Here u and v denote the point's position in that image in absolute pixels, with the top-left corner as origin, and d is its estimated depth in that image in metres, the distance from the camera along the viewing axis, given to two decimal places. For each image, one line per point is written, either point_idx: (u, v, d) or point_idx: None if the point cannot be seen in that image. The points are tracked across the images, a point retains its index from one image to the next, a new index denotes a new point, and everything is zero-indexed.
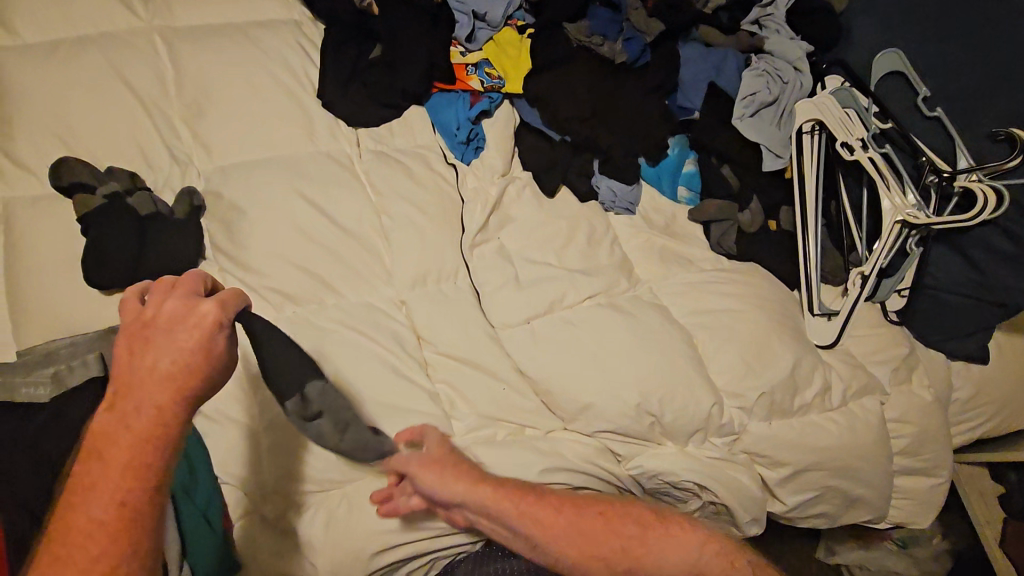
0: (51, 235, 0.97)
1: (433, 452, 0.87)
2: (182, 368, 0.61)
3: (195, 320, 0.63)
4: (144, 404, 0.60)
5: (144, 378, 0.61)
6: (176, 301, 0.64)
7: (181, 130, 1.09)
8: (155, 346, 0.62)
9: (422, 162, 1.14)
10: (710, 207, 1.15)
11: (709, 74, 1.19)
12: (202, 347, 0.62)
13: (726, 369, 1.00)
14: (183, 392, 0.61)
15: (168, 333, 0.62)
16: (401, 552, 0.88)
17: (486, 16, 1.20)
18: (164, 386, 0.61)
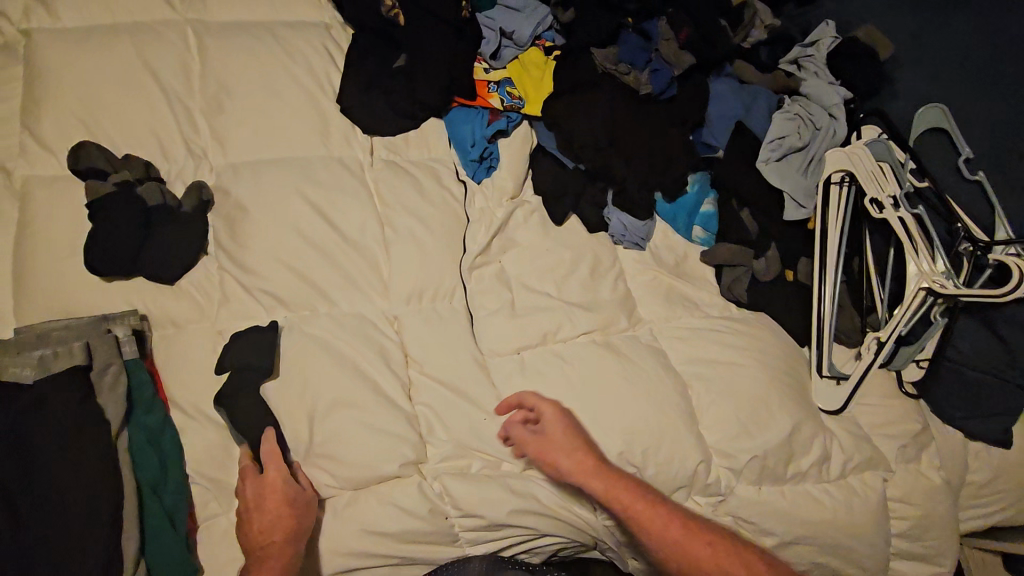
0: (61, 217, 0.99)
1: (551, 436, 0.90)
2: (285, 518, 0.81)
3: (275, 478, 0.83)
4: (268, 555, 0.79)
5: (260, 531, 0.81)
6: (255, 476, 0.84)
7: (201, 124, 1.10)
8: (258, 512, 0.82)
9: (433, 176, 1.13)
10: (721, 252, 1.10)
11: (737, 113, 1.15)
12: (287, 497, 0.82)
13: (719, 425, 0.96)
14: (288, 527, 0.81)
15: (262, 501, 0.82)
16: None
17: (513, 34, 1.18)
18: (278, 528, 0.80)
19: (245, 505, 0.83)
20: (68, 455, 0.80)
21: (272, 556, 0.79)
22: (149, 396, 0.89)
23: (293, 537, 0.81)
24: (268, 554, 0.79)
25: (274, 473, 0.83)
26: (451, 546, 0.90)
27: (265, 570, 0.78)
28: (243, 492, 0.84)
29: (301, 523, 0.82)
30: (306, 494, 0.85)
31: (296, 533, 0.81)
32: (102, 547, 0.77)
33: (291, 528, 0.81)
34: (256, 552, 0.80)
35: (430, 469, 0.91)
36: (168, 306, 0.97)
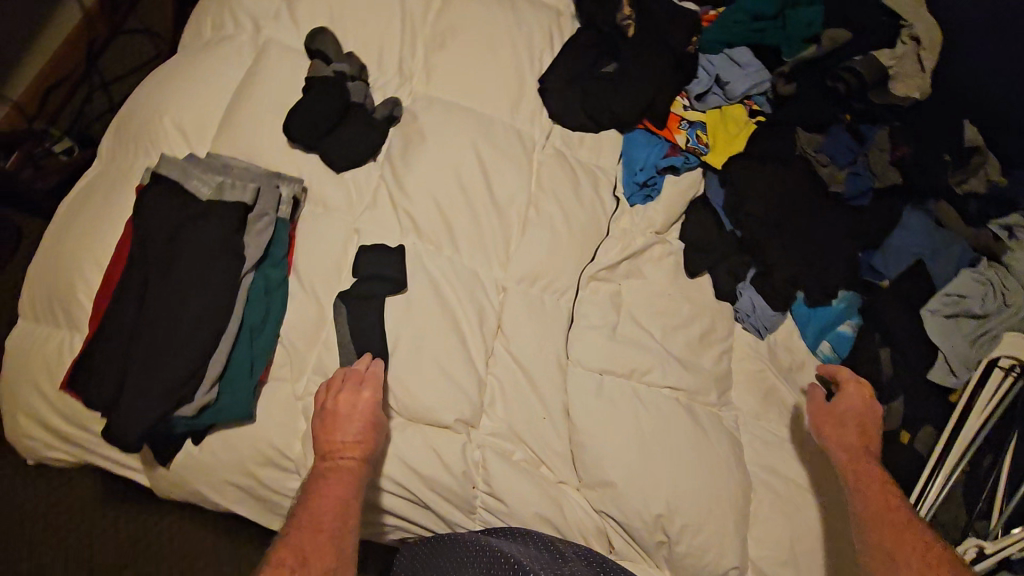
0: (279, 81, 1.12)
1: (837, 407, 0.92)
2: (368, 442, 0.86)
3: (368, 402, 0.87)
4: (345, 468, 0.84)
5: (341, 443, 0.84)
6: (350, 391, 0.87)
7: (418, 52, 1.20)
8: (341, 424, 0.85)
9: (593, 181, 1.14)
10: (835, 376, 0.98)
11: (921, 251, 1.06)
12: (373, 419, 0.87)
13: (770, 544, 0.89)
14: (368, 450, 0.86)
15: (349, 417, 0.86)
16: (385, 498, 0.91)
17: (726, 85, 1.17)
18: (358, 449, 0.85)
19: (329, 414, 0.86)
20: (204, 269, 0.90)
21: (348, 470, 0.83)
22: (280, 256, 0.98)
23: (368, 459, 0.86)
24: (344, 468, 0.84)
25: (371, 395, 0.87)
26: (463, 513, 0.92)
27: (341, 482, 0.82)
28: (331, 400, 0.87)
29: (375, 448, 0.87)
30: (383, 422, 0.89)
31: (370, 455, 0.86)
32: (192, 357, 0.86)
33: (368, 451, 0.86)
34: (332, 459, 0.84)
35: (477, 436, 0.93)
36: (325, 190, 1.07)
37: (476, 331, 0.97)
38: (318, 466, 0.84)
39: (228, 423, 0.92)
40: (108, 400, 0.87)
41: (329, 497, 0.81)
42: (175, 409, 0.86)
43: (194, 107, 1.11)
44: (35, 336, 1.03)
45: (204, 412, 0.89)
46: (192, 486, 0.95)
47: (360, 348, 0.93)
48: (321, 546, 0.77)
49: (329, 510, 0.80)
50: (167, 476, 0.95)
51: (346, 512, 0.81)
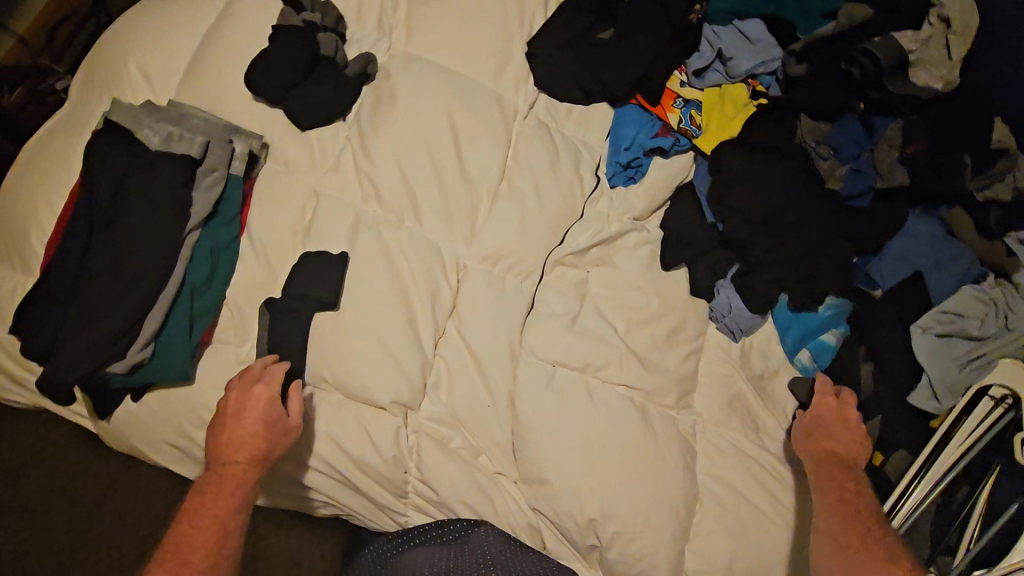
0: (250, 28, 1.06)
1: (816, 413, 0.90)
2: (257, 443, 0.80)
3: (258, 400, 0.82)
4: (230, 473, 0.79)
5: (228, 446, 0.80)
6: (241, 394, 0.82)
7: (402, 6, 1.12)
8: (232, 426, 0.81)
9: (574, 158, 1.06)
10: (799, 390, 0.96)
11: (922, 261, 0.97)
12: (265, 422, 0.81)
13: (708, 559, 0.85)
14: (257, 453, 0.80)
15: (238, 421, 0.81)
16: (320, 476, 0.90)
17: (729, 61, 1.06)
18: (245, 451, 0.80)
19: (221, 413, 0.82)
20: (145, 224, 0.87)
21: (232, 483, 0.79)
22: (232, 214, 0.94)
23: (258, 463, 0.80)
24: (230, 473, 0.79)
25: (265, 391, 0.82)
26: (395, 496, 0.90)
27: (222, 496, 0.78)
28: (225, 398, 0.83)
29: (271, 451, 0.81)
30: (286, 419, 0.83)
31: (261, 459, 0.81)
32: (127, 313, 0.84)
33: (258, 458, 0.80)
34: (217, 469, 0.80)
35: (414, 420, 0.90)
36: (288, 148, 1.02)
37: (425, 310, 0.93)
38: (204, 479, 0.80)
39: (166, 383, 0.90)
40: (46, 348, 0.87)
41: (204, 514, 0.77)
42: (106, 364, 0.84)
43: (163, 51, 1.06)
44: None
45: (138, 371, 0.87)
46: (132, 440, 0.95)
47: (305, 318, 0.91)
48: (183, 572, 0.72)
49: (202, 531, 0.75)
50: (110, 429, 0.95)
51: (223, 529, 0.76)
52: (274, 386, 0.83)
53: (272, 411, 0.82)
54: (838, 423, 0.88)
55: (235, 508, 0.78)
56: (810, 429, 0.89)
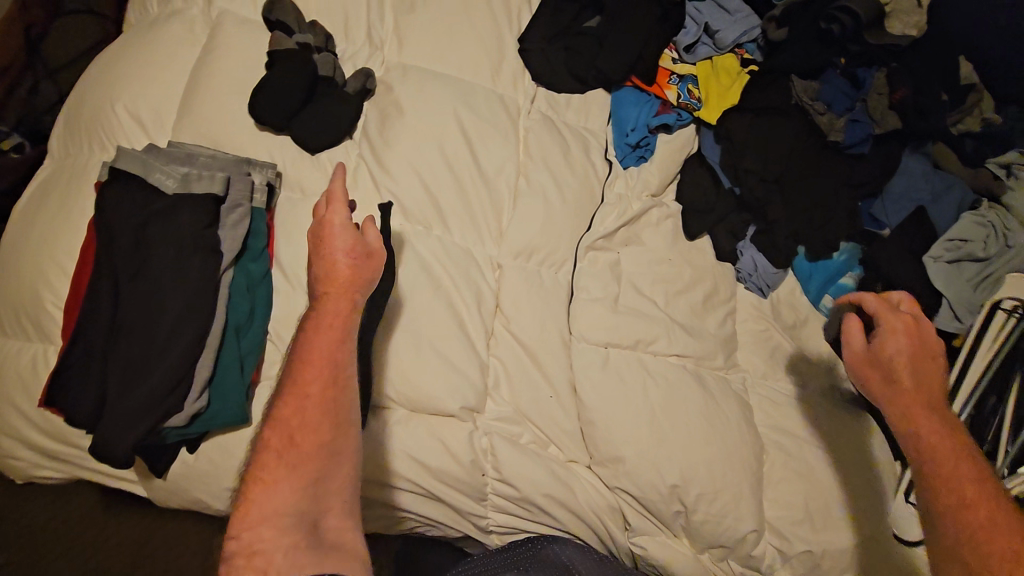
0: (240, 57, 1.04)
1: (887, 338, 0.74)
2: (345, 264, 0.73)
3: (331, 222, 0.74)
4: (328, 302, 0.72)
5: (320, 278, 0.73)
6: (330, 209, 0.74)
7: (388, 17, 1.12)
8: (318, 256, 0.74)
9: (584, 145, 1.09)
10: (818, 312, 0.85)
11: (923, 197, 1.04)
12: (346, 244, 0.73)
13: (786, 505, 0.88)
14: (350, 278, 0.73)
15: (331, 233, 0.73)
16: (404, 497, 0.88)
17: (716, 33, 1.12)
18: (338, 279, 0.73)
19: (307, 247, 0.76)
20: (179, 271, 0.84)
21: (335, 306, 0.72)
22: (260, 248, 0.92)
23: (353, 290, 0.73)
24: (328, 303, 0.72)
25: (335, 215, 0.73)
26: (477, 503, 0.89)
27: (321, 334, 0.71)
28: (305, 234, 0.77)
29: (363, 276, 0.74)
30: (366, 237, 0.75)
31: (359, 285, 0.74)
32: (175, 364, 0.81)
33: (359, 280, 0.74)
34: (316, 300, 0.73)
35: (482, 423, 0.90)
36: (301, 173, 1.00)
37: (477, 310, 0.93)
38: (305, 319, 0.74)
39: (223, 429, 0.88)
40: (91, 412, 0.83)
41: (311, 357, 0.70)
42: (162, 421, 0.81)
43: (151, 93, 1.02)
44: (4, 351, 0.97)
45: (195, 422, 0.84)
46: (188, 495, 0.90)
47: None
48: (299, 433, 0.67)
49: (305, 388, 0.69)
50: (164, 486, 0.90)
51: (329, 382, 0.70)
52: (345, 212, 0.75)
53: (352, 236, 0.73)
54: (916, 357, 0.73)
55: (333, 355, 0.70)
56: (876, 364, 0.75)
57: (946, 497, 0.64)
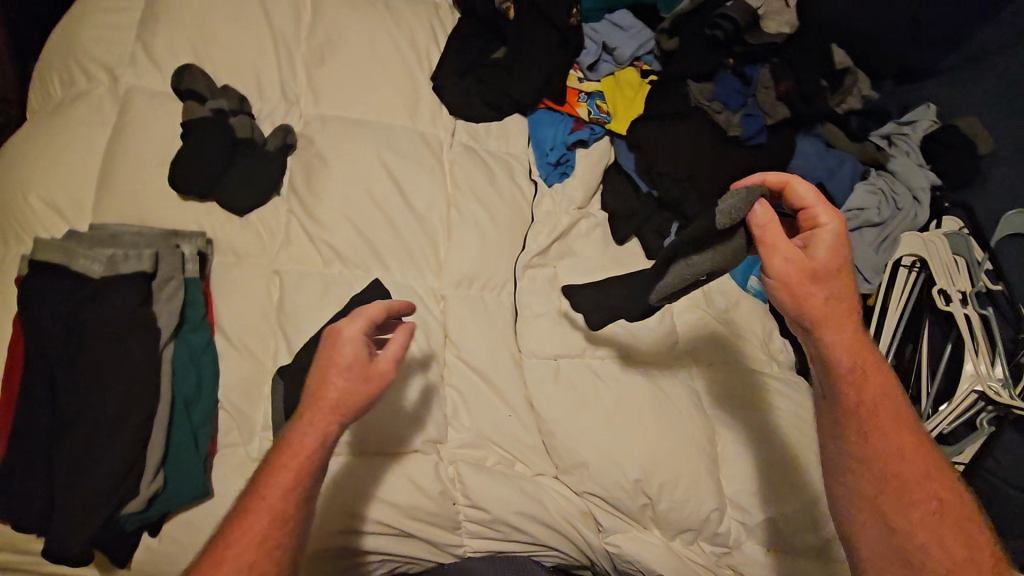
0: (154, 130, 1.04)
1: (820, 252, 0.73)
2: (340, 387, 0.73)
3: (347, 337, 0.74)
4: (312, 422, 0.72)
5: (319, 393, 0.73)
6: (350, 325, 0.74)
7: (300, 72, 1.14)
8: (325, 367, 0.74)
9: (507, 169, 1.14)
10: (733, 207, 0.75)
11: (820, 174, 1.13)
12: (349, 367, 0.73)
13: (745, 480, 0.93)
14: (343, 402, 0.73)
15: (340, 343, 0.74)
16: (374, 542, 0.86)
17: (615, 51, 1.21)
18: (330, 401, 0.72)
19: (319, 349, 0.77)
20: (118, 353, 0.83)
21: (321, 424, 0.72)
22: (199, 317, 0.92)
23: (342, 414, 0.73)
24: (313, 421, 0.72)
25: (353, 330, 0.74)
26: (451, 533, 0.90)
27: (297, 451, 0.72)
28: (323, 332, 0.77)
29: (359, 406, 0.73)
30: (377, 365, 0.75)
31: (349, 412, 0.73)
32: (127, 449, 0.80)
33: (354, 395, 0.73)
34: (303, 413, 0.73)
35: (447, 452, 0.92)
36: (232, 236, 1.00)
37: (426, 344, 0.95)
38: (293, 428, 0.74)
39: (183, 506, 0.85)
40: (39, 516, 0.80)
41: (275, 481, 0.71)
42: (118, 509, 0.79)
43: (65, 177, 1.01)
44: None
45: (153, 504, 0.83)
46: None
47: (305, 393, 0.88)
48: None
49: (252, 527, 0.68)
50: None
51: (278, 522, 0.69)
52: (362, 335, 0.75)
53: (360, 358, 0.73)
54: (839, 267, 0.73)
55: (293, 485, 0.71)
56: (818, 277, 0.73)
57: (892, 450, 0.71)
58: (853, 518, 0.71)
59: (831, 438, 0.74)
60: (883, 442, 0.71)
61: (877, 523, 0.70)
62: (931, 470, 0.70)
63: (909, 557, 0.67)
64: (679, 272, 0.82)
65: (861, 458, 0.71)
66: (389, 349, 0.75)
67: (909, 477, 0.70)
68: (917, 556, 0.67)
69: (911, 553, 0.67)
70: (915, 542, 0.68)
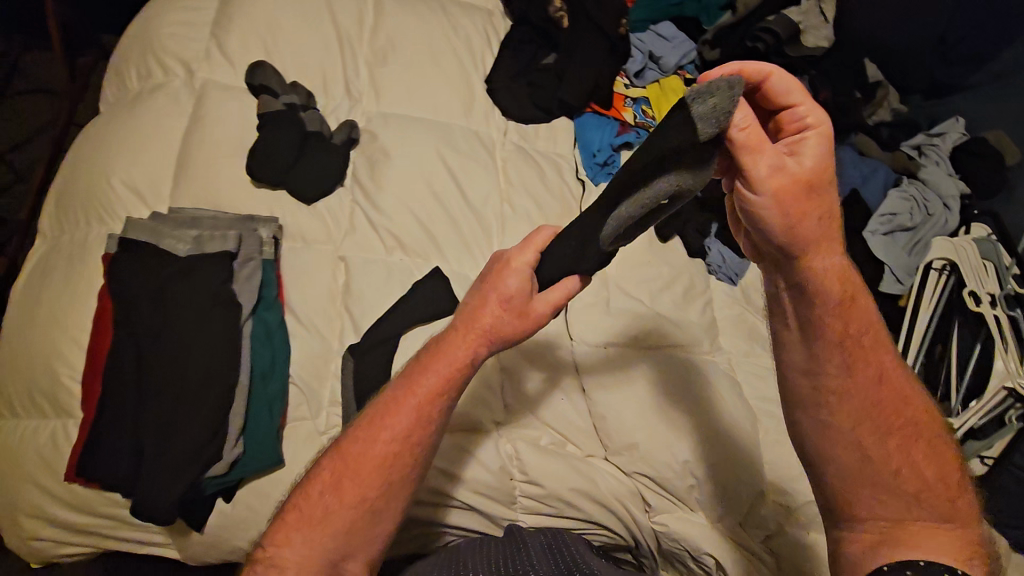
0: (228, 122, 1.10)
1: (810, 160, 0.65)
2: (489, 317, 0.73)
3: (511, 269, 0.74)
4: (448, 346, 0.74)
5: (467, 320, 0.74)
6: (521, 254, 0.75)
7: (363, 71, 1.21)
8: (482, 294, 0.75)
9: (557, 168, 1.20)
10: (721, 102, 0.59)
11: (854, 181, 1.20)
12: (503, 300, 0.73)
13: (786, 468, 0.99)
14: (487, 332, 0.73)
15: (509, 272, 0.74)
16: (457, 516, 0.93)
17: (660, 59, 1.28)
18: (473, 331, 0.74)
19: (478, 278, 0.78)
20: (204, 325, 0.90)
21: (463, 344, 0.74)
22: (273, 297, 0.98)
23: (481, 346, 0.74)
24: (449, 345, 0.74)
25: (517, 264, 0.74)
26: (507, 507, 0.95)
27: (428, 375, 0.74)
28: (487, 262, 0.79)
29: (503, 339, 0.73)
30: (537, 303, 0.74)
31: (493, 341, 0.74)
32: (214, 414, 0.87)
33: (505, 328, 0.73)
34: (439, 341, 0.76)
35: (506, 431, 0.98)
36: (300, 222, 1.06)
37: None
38: (424, 355, 0.76)
39: (257, 473, 0.90)
40: (128, 475, 0.86)
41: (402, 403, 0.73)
42: (203, 472, 0.85)
43: (144, 163, 1.07)
44: (22, 431, 0.97)
45: (232, 468, 0.88)
46: (220, 550, 0.91)
47: (375, 371, 0.95)
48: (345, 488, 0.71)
49: (401, 414, 0.73)
50: (201, 540, 0.90)
51: (421, 421, 0.73)
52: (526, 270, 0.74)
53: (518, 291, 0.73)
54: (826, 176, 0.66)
55: (441, 393, 0.73)
56: (810, 189, 0.65)
57: (871, 378, 0.70)
58: (829, 448, 0.71)
59: (806, 372, 0.72)
60: (862, 373, 0.70)
61: (852, 450, 0.69)
62: (907, 398, 0.71)
63: (878, 479, 0.68)
64: (612, 218, 0.70)
65: (841, 387, 0.70)
66: (551, 293, 0.74)
67: (879, 400, 0.69)
68: (888, 480, 0.68)
69: (883, 478, 0.68)
70: (888, 467, 0.68)
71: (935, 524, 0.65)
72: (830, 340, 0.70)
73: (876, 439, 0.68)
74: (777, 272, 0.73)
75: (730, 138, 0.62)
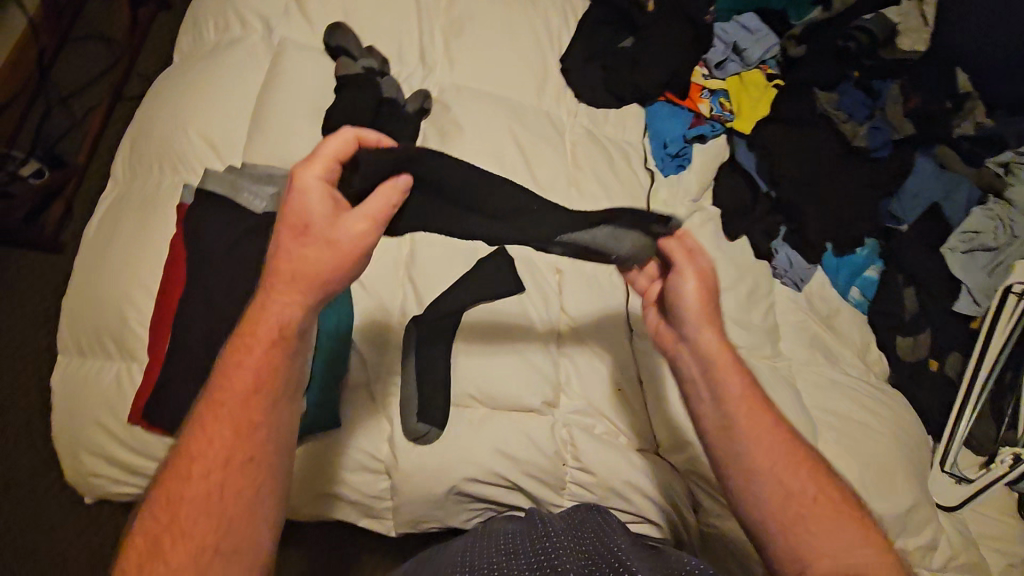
0: (305, 82, 1.09)
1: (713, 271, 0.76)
2: (311, 258, 0.62)
3: (310, 201, 0.62)
4: (275, 300, 0.62)
5: (284, 269, 0.62)
6: (309, 165, 0.63)
7: (438, 41, 1.19)
8: (289, 235, 0.62)
9: (626, 156, 1.17)
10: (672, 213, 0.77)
11: (935, 195, 1.17)
12: (319, 235, 0.62)
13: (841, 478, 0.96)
14: (315, 276, 0.62)
15: (309, 204, 0.62)
16: (480, 489, 0.93)
17: (744, 52, 1.25)
18: (299, 280, 0.62)
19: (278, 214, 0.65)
20: None
21: (288, 293, 0.62)
22: None
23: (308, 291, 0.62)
24: (274, 297, 0.63)
25: (314, 193, 0.62)
26: (555, 492, 0.95)
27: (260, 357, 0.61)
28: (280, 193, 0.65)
29: (336, 277, 0.63)
30: (356, 227, 0.62)
31: (328, 280, 0.63)
32: None
33: (335, 267, 0.62)
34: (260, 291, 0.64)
35: (561, 416, 0.97)
36: None
37: (547, 314, 0.99)
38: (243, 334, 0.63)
39: (317, 432, 0.91)
40: None
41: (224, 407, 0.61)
42: None
43: (220, 117, 1.07)
44: (85, 371, 0.99)
45: None
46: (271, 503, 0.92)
47: (436, 346, 0.93)
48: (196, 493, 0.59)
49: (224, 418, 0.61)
50: None
51: (245, 437, 0.60)
52: (330, 198, 0.63)
53: (332, 220, 0.62)
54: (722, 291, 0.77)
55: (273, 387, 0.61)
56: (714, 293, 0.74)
57: (762, 415, 0.69)
58: (749, 490, 0.67)
59: (710, 417, 0.71)
60: (763, 410, 0.70)
61: (771, 489, 0.66)
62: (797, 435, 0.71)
63: (807, 512, 0.65)
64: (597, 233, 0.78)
65: (738, 430, 0.69)
66: (369, 202, 0.63)
67: (776, 441, 0.68)
68: (812, 512, 0.65)
69: (808, 507, 0.65)
70: (807, 497, 0.65)
71: (866, 550, 0.62)
72: (726, 393, 0.70)
73: (785, 478, 0.66)
74: (686, 353, 0.74)
75: (663, 244, 0.75)
